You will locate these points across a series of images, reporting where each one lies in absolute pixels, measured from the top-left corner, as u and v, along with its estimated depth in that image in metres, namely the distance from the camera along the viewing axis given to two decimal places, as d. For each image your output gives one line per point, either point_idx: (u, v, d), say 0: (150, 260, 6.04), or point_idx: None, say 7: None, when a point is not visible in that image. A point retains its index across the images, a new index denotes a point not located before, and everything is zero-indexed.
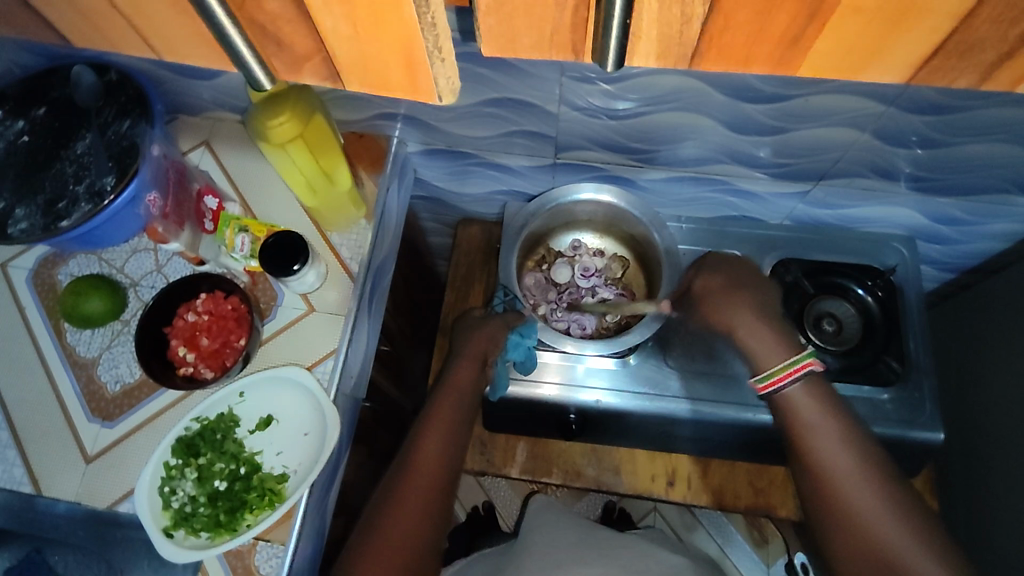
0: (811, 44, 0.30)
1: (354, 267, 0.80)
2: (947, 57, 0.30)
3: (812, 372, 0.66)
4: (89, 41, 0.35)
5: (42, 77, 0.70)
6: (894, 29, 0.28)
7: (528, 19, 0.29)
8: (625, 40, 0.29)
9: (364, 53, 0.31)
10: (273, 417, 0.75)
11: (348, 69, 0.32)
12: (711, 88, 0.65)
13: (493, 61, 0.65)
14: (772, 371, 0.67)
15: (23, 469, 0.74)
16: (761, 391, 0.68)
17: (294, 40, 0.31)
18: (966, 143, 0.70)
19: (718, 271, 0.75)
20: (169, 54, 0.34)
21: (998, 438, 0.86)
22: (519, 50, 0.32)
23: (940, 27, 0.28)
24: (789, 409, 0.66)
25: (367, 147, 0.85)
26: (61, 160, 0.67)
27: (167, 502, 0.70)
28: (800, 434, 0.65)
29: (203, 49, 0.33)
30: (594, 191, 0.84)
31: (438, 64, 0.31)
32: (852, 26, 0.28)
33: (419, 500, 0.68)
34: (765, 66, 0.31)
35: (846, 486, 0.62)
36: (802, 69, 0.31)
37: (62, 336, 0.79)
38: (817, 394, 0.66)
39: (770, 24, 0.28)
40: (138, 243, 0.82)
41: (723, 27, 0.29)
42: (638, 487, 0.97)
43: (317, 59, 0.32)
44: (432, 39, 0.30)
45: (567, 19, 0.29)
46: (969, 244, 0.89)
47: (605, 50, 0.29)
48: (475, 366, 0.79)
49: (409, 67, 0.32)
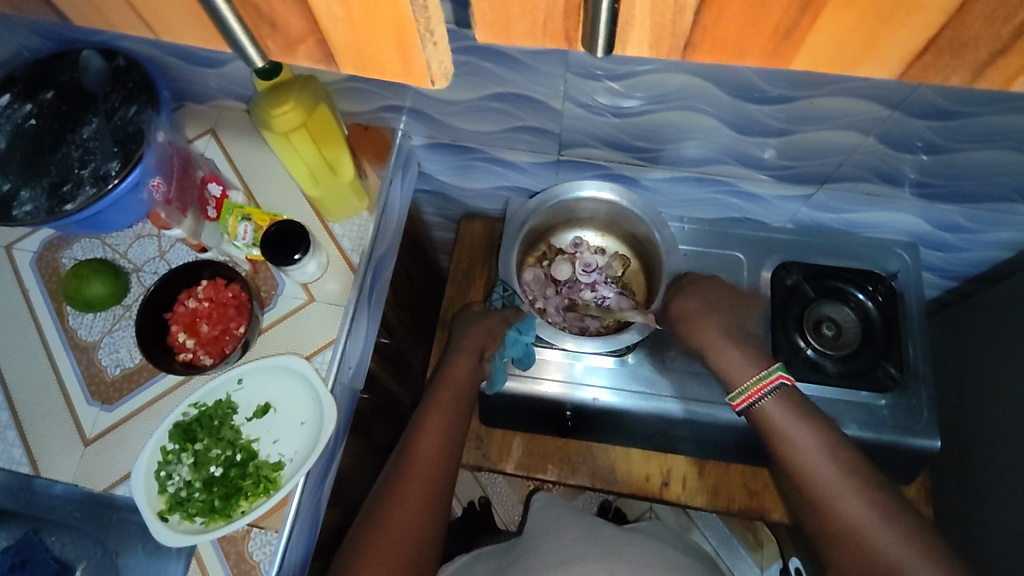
0: (805, 37, 0.29)
1: (356, 258, 0.81)
2: (940, 53, 0.30)
3: (782, 385, 0.67)
4: (89, 21, 0.35)
5: (50, 61, 0.71)
6: (888, 22, 0.28)
7: (521, 7, 0.29)
8: (615, 22, 0.29)
9: (358, 38, 0.31)
10: (270, 405, 0.76)
11: (342, 52, 0.32)
12: (715, 87, 0.65)
13: (499, 55, 0.65)
14: (742, 388, 0.69)
15: (22, 449, 0.74)
16: (738, 409, 0.70)
17: (287, 22, 0.31)
18: (971, 150, 0.69)
19: (694, 294, 0.77)
20: (166, 34, 0.34)
21: (995, 447, 0.86)
22: (512, 37, 0.32)
23: (933, 23, 0.28)
24: (773, 424, 0.67)
25: (371, 140, 0.86)
26: (68, 144, 0.67)
27: (163, 486, 0.71)
28: (788, 447, 0.65)
29: (198, 27, 0.33)
30: (597, 189, 0.84)
31: (431, 48, 0.32)
32: (846, 19, 0.28)
33: (417, 494, 0.68)
34: (756, 58, 0.31)
35: (838, 497, 0.62)
36: (796, 63, 0.31)
37: (65, 319, 0.80)
38: (792, 405, 0.66)
39: (765, 13, 0.28)
40: (142, 229, 0.83)
41: (716, 19, 0.29)
42: (633, 486, 0.97)
43: (311, 41, 0.32)
44: (424, 22, 0.30)
45: (559, 6, 0.29)
46: (971, 252, 0.89)
47: (595, 33, 0.29)
48: (473, 360, 0.80)
49: (402, 50, 0.32)
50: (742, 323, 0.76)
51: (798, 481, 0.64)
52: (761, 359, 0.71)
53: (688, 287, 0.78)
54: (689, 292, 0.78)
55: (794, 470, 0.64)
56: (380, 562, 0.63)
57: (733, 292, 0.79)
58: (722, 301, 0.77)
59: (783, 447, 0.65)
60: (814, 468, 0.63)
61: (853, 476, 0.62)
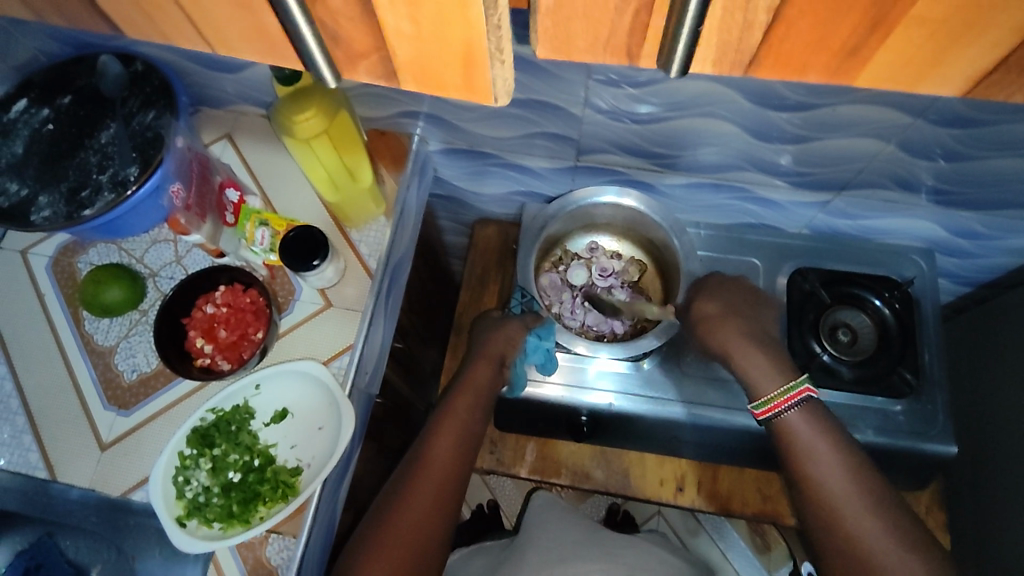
0: (871, 54, 0.29)
1: (373, 264, 0.81)
2: (1007, 72, 0.29)
3: (808, 399, 0.68)
4: (144, 34, 0.35)
5: (69, 65, 0.71)
6: (954, 41, 0.28)
7: (585, 23, 0.29)
8: (694, 45, 0.29)
9: (421, 51, 0.31)
10: (288, 410, 0.76)
11: (404, 68, 0.32)
12: (737, 94, 0.65)
13: (523, 63, 0.65)
14: (768, 398, 0.69)
15: (39, 454, 0.74)
16: (760, 418, 0.70)
17: (351, 37, 0.31)
18: (992, 158, 0.70)
19: (715, 297, 0.77)
20: (221, 46, 0.34)
21: (1012, 455, 0.86)
22: (572, 52, 0.32)
23: (1001, 44, 0.28)
24: (793, 435, 0.66)
25: (389, 146, 0.85)
26: (86, 149, 0.67)
27: (181, 491, 0.70)
28: (803, 455, 0.65)
29: (255, 43, 0.33)
30: (617, 195, 0.84)
31: (498, 66, 0.32)
32: (915, 35, 0.28)
33: (428, 495, 0.68)
34: (819, 75, 0.31)
35: (845, 509, 0.62)
36: (859, 80, 0.31)
37: (81, 323, 0.80)
38: (818, 418, 0.66)
39: (833, 30, 0.28)
40: (158, 234, 0.83)
41: (784, 35, 0.29)
42: (647, 492, 0.97)
43: (374, 57, 0.32)
44: (495, 40, 0.30)
45: (626, 23, 0.29)
46: (986, 259, 0.89)
47: (673, 51, 0.29)
48: (492, 367, 0.79)
49: (467, 68, 0.32)
50: (764, 324, 0.75)
51: (806, 489, 0.64)
52: (781, 368, 0.70)
53: (710, 291, 0.77)
54: (711, 295, 0.77)
55: (804, 480, 0.64)
56: (386, 560, 0.63)
57: (754, 295, 0.78)
58: (743, 306, 0.76)
59: (795, 454, 0.65)
60: (827, 480, 0.63)
61: (861, 488, 0.62)
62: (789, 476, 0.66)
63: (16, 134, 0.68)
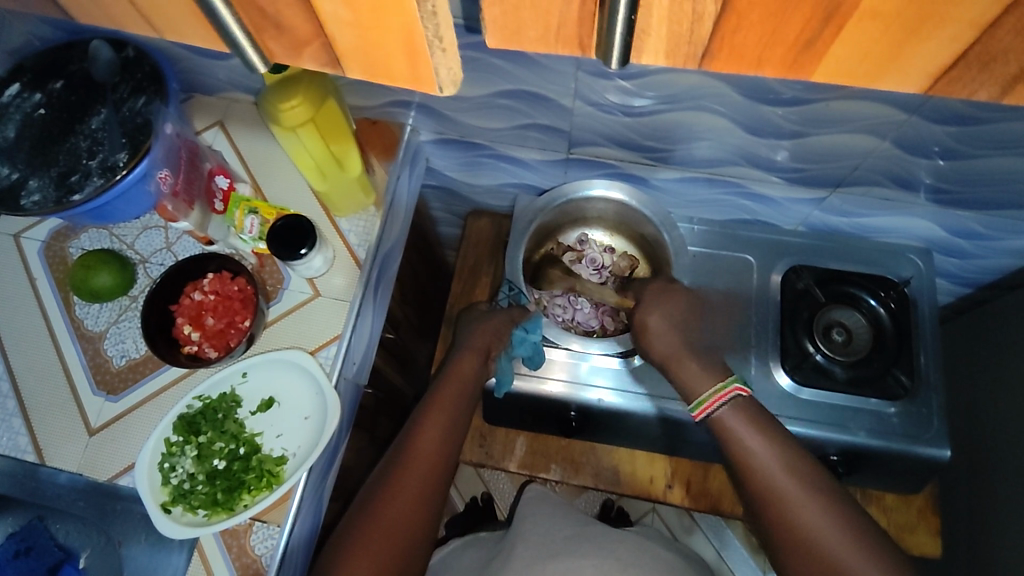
0: (827, 48, 0.29)
1: (362, 254, 0.80)
2: (968, 67, 0.29)
3: (738, 396, 0.69)
4: (92, 16, 0.35)
5: (61, 50, 0.70)
6: (912, 35, 0.27)
7: (533, 12, 0.29)
8: (632, 35, 0.28)
9: (363, 39, 0.31)
10: (275, 399, 0.76)
11: (348, 55, 0.32)
12: (728, 87, 0.64)
13: (511, 54, 0.64)
14: (700, 399, 0.70)
15: (28, 437, 0.75)
16: (698, 419, 0.70)
17: (294, 23, 0.31)
18: (990, 156, 0.68)
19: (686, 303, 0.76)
20: (170, 32, 0.34)
21: (1010, 461, 0.85)
22: (524, 42, 0.31)
23: (961, 37, 0.27)
24: (731, 433, 0.67)
25: (380, 133, 0.84)
26: (76, 134, 0.66)
27: (166, 478, 0.71)
28: (745, 455, 0.65)
29: (201, 28, 0.33)
30: (605, 187, 0.83)
31: (439, 55, 0.31)
32: (869, 30, 0.27)
33: (412, 488, 0.67)
34: (776, 69, 0.30)
35: (790, 500, 0.62)
36: (817, 75, 0.30)
37: (72, 309, 0.80)
38: (747, 414, 0.67)
39: (784, 24, 0.28)
40: (149, 220, 0.83)
41: (734, 28, 0.28)
42: (637, 488, 0.96)
43: (317, 44, 0.32)
44: (433, 27, 0.29)
45: (575, 11, 0.29)
46: (986, 260, 0.87)
47: (611, 41, 0.29)
48: (478, 359, 0.80)
49: (410, 56, 0.32)
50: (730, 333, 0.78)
51: (772, 513, 0.62)
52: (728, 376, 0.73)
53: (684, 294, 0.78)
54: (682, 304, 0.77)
55: (758, 485, 0.64)
56: (368, 553, 0.62)
57: None
58: None
59: (753, 481, 0.64)
60: (772, 476, 0.63)
61: (824, 508, 0.61)
62: (745, 489, 0.66)
63: (8, 118, 0.66)
